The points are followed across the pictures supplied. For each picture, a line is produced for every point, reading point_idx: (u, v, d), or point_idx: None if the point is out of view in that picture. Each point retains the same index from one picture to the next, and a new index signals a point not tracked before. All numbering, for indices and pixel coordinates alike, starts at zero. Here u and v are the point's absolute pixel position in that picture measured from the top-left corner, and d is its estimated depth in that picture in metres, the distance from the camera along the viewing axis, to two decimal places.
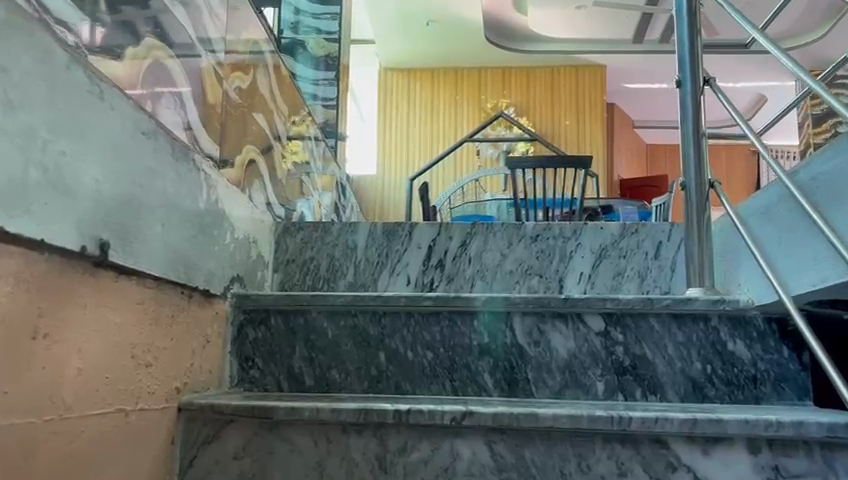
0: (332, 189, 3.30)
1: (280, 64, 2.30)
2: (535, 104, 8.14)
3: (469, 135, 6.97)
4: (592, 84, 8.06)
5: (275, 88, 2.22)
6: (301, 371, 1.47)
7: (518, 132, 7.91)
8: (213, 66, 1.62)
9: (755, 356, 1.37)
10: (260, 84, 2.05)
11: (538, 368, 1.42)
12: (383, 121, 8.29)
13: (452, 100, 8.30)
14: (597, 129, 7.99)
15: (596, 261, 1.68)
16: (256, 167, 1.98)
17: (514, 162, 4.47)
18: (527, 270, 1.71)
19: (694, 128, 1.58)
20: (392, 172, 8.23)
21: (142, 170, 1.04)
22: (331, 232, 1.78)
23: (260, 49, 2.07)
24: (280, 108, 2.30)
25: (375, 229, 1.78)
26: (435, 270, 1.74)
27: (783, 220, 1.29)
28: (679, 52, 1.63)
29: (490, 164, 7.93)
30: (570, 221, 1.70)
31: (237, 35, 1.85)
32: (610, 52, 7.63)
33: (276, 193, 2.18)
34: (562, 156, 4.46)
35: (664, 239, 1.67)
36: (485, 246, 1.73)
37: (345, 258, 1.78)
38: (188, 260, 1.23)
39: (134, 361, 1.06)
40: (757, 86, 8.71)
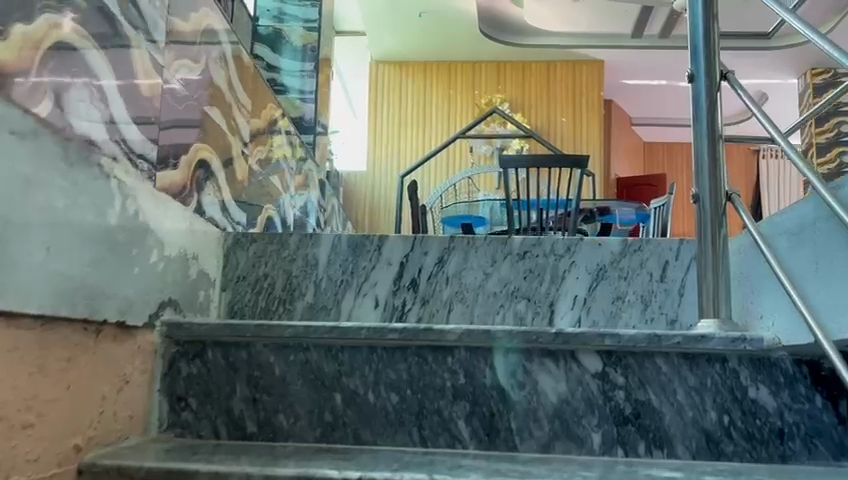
0: (309, 186, 3.07)
1: (242, 52, 2.06)
2: (530, 100, 7.92)
3: (462, 131, 6.75)
4: (589, 79, 7.84)
5: (237, 80, 1.99)
6: (242, 414, 1.24)
7: (512, 128, 7.68)
8: (147, 51, 1.41)
9: (782, 405, 1.14)
10: (213, 74, 1.81)
11: (522, 416, 1.19)
12: (373, 116, 8.04)
13: (445, 95, 8.06)
14: (594, 127, 7.78)
15: (593, 283, 1.46)
16: (208, 169, 1.76)
17: (506, 160, 4.24)
18: (513, 292, 1.48)
19: (709, 129, 1.34)
20: (382, 168, 7.99)
21: (14, 182, 0.81)
22: (288, 245, 1.55)
23: (218, 33, 1.84)
24: (244, 103, 2.07)
25: (339, 242, 1.54)
26: (408, 291, 1.51)
27: (822, 245, 1.06)
28: (692, 39, 1.38)
29: (484, 161, 7.70)
30: (563, 237, 1.47)
31: (185, 18, 1.62)
32: (607, 46, 7.41)
33: (234, 196, 1.95)
34: (557, 154, 4.23)
35: (672, 258, 1.45)
36: (465, 264, 1.50)
37: (304, 275, 1.55)
38: (90, 290, 1.00)
39: (5, 425, 0.83)
40: (758, 84, 8.49)
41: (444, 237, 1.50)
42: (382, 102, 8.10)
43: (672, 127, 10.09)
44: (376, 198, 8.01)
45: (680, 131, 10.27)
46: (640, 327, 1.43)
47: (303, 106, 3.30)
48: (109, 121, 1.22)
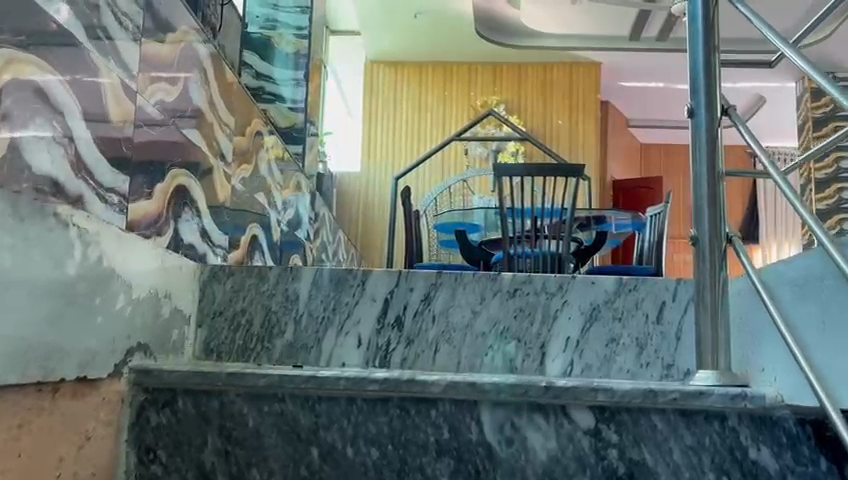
0: (296, 199, 2.99)
1: (225, 68, 1.99)
2: (526, 102, 7.85)
3: (457, 133, 6.68)
4: (586, 81, 7.77)
5: (219, 98, 1.91)
6: (213, 468, 1.17)
7: (507, 131, 7.60)
8: (118, 79, 1.34)
9: (783, 467, 1.07)
10: (193, 93, 1.73)
11: (510, 475, 1.13)
12: (368, 117, 7.96)
13: (440, 96, 7.97)
14: (591, 130, 7.71)
15: (586, 324, 1.39)
16: (185, 196, 1.69)
17: (501, 169, 4.17)
18: (502, 333, 1.41)
19: (709, 168, 1.27)
20: (377, 169, 7.89)
21: None
22: (267, 279, 1.48)
23: (198, 50, 1.77)
24: (228, 122, 2.00)
25: (321, 277, 1.47)
26: (392, 330, 1.44)
27: (829, 304, 0.99)
28: (692, 74, 1.32)
29: (479, 163, 7.62)
30: (555, 275, 1.41)
31: (161, 39, 1.55)
32: (604, 48, 7.34)
33: (213, 220, 1.88)
34: (553, 164, 4.15)
35: (668, 299, 1.39)
36: (452, 301, 1.43)
37: (283, 311, 1.48)
38: (45, 350, 0.93)
39: None
40: (756, 87, 8.43)
41: (430, 273, 1.43)
42: (376, 102, 8.00)
43: (668, 129, 10.02)
44: (370, 200, 7.87)
45: (677, 133, 10.21)
46: (635, 371, 1.37)
47: (292, 114, 3.28)
48: (72, 158, 1.16)
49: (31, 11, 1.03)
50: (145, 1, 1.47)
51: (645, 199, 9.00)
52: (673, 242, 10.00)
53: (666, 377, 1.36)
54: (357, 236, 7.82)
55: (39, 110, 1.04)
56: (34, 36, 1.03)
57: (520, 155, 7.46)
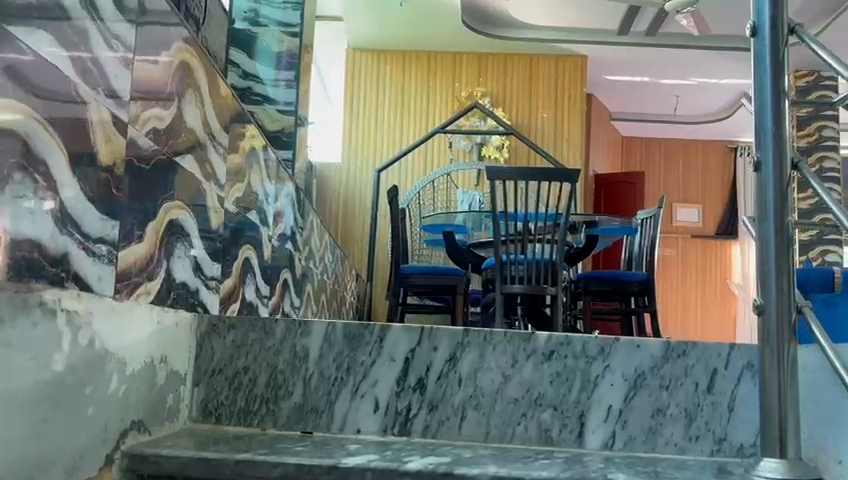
0: (287, 209, 2.81)
1: (220, 81, 1.81)
2: (512, 94, 7.68)
3: (441, 127, 6.53)
4: (572, 74, 7.64)
5: (212, 116, 1.73)
6: None
7: (492, 124, 7.44)
8: (109, 115, 1.16)
9: None
10: (187, 115, 1.56)
11: None
12: (349, 105, 7.77)
13: (424, 85, 7.77)
14: (575, 128, 7.60)
15: (630, 392, 1.26)
16: (177, 229, 1.52)
17: (492, 173, 4.03)
18: (536, 400, 1.27)
19: (777, 228, 1.13)
20: (359, 161, 7.68)
21: None
22: (273, 334, 1.34)
23: (193, 67, 1.59)
24: (222, 139, 1.82)
25: (333, 333, 1.32)
26: (413, 393, 1.29)
27: None
28: (757, 122, 1.18)
29: (463, 157, 7.45)
30: (596, 337, 1.28)
31: (156, 61, 1.37)
32: (592, 42, 7.21)
33: (205, 247, 1.71)
34: (547, 168, 4.03)
35: (721, 367, 1.26)
36: (480, 364, 1.29)
37: (290, 371, 1.33)
38: (28, 464, 0.80)
39: None
40: (740, 84, 8.39)
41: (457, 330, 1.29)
42: (358, 91, 7.79)
43: (651, 123, 9.94)
44: (352, 191, 7.66)
45: (658, 128, 10.15)
46: (684, 446, 1.24)
47: (281, 117, 3.05)
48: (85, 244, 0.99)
49: (37, 68, 0.87)
50: (140, 22, 1.29)
51: (627, 194, 8.95)
52: (667, 235, 10.39)
53: (717, 453, 1.23)
54: (337, 230, 7.61)
55: (45, 192, 0.88)
56: (39, 101, 0.87)
57: (504, 149, 7.34)
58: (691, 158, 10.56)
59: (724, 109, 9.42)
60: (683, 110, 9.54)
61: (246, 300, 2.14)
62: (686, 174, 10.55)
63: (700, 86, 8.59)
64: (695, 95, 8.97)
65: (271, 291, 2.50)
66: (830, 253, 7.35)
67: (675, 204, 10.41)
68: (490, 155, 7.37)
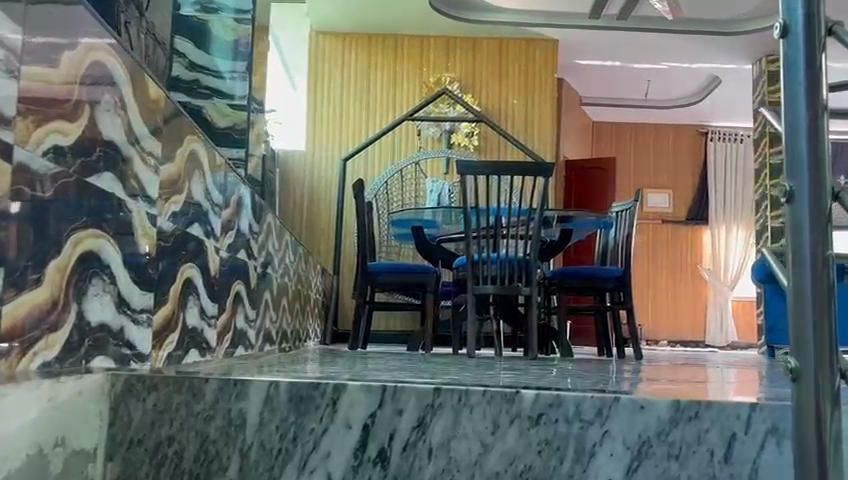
0: (239, 213, 2.53)
1: (149, 81, 1.56)
2: (480, 79, 7.44)
3: (409, 115, 6.28)
4: (543, 59, 7.44)
5: (138, 124, 1.49)
6: None
7: (461, 111, 7.19)
8: None
9: None
10: (105, 125, 1.32)
11: None
12: (313, 92, 7.46)
13: (391, 70, 7.49)
14: (545, 114, 7.39)
15: (633, 462, 1.16)
16: (94, 260, 1.28)
17: (462, 166, 3.78)
18: (521, 473, 1.18)
19: (815, 275, 0.92)
20: (323, 149, 7.36)
21: None
22: (202, 398, 1.27)
23: (114, 69, 1.35)
24: (151, 148, 1.57)
25: (276, 396, 1.26)
26: (374, 465, 1.21)
27: None
28: (788, 145, 0.96)
29: (432, 144, 7.20)
30: (590, 399, 1.19)
31: (56, 61, 1.12)
32: (563, 25, 6.97)
33: (133, 277, 1.47)
34: (518, 162, 3.81)
35: (740, 431, 1.16)
36: (454, 430, 1.20)
37: (226, 441, 1.25)
38: None
39: None
40: (712, 68, 8.27)
41: (414, 390, 1.22)
42: (322, 76, 7.47)
43: (622, 108, 9.78)
44: (316, 181, 7.33)
45: (629, 112, 9.98)
46: None
47: (232, 111, 2.76)
48: None
49: None
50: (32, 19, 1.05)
51: (598, 180, 8.78)
52: (640, 222, 10.21)
53: None
54: (301, 223, 7.28)
55: None
56: None
57: (474, 137, 7.11)
58: (662, 143, 10.42)
59: (694, 93, 9.31)
60: (654, 94, 9.40)
61: (187, 326, 1.90)
62: (657, 159, 10.41)
63: (672, 70, 8.45)
64: (666, 79, 8.82)
65: (220, 309, 2.24)
66: None
67: (646, 189, 10.31)
68: (460, 142, 7.13)
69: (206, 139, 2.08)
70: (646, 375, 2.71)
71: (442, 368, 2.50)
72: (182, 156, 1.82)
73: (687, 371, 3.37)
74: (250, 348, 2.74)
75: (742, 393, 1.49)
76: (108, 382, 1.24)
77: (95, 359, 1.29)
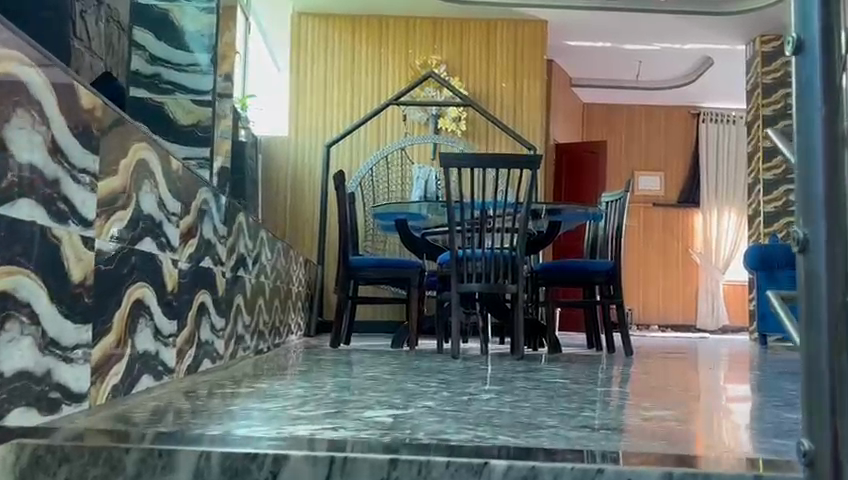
0: (203, 220, 2.37)
1: (78, 86, 1.38)
2: (467, 61, 7.25)
3: (393, 100, 6.10)
4: (532, 41, 7.25)
5: (64, 138, 1.32)
6: None
7: (448, 95, 7.00)
8: None
9: None
10: (19, 143, 1.16)
11: None
12: (295, 76, 7.24)
13: (375, 53, 7.28)
14: (534, 98, 7.21)
15: None
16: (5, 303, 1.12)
17: (444, 159, 3.63)
18: None
19: (834, 342, 0.73)
20: (306, 135, 7.17)
21: None
22: (120, 470, 1.12)
23: (27, 77, 1.18)
24: (84, 162, 1.40)
25: (207, 469, 1.11)
26: None
27: None
28: (802, 177, 0.77)
29: (418, 130, 7.00)
30: (573, 469, 1.09)
31: None
32: (553, 6, 6.77)
33: (63, 312, 1.32)
34: (503, 154, 3.65)
35: None
36: None
37: None
38: None
39: None
40: (704, 49, 8.09)
41: (366, 463, 1.09)
42: (305, 59, 7.24)
43: (613, 89, 9.60)
44: (300, 168, 7.14)
45: (620, 94, 9.81)
46: None
47: (195, 107, 2.59)
48: None
49: None
50: None
51: (587, 163, 8.64)
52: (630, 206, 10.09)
53: None
54: (284, 211, 7.10)
55: None
56: None
57: (461, 122, 6.92)
58: (653, 125, 10.24)
59: (685, 75, 9.13)
60: (645, 76, 9.22)
61: (137, 352, 1.74)
62: (648, 141, 10.25)
63: (663, 51, 8.27)
64: (657, 61, 8.65)
65: (179, 326, 2.09)
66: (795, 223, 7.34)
67: (637, 172, 10.17)
68: (447, 127, 6.94)
69: (160, 143, 1.91)
70: (633, 382, 2.59)
71: (418, 381, 2.37)
72: (129, 164, 1.65)
73: (677, 374, 3.26)
74: (217, 359, 2.60)
75: (738, 442, 1.37)
76: (10, 454, 1.11)
77: (7, 417, 1.15)
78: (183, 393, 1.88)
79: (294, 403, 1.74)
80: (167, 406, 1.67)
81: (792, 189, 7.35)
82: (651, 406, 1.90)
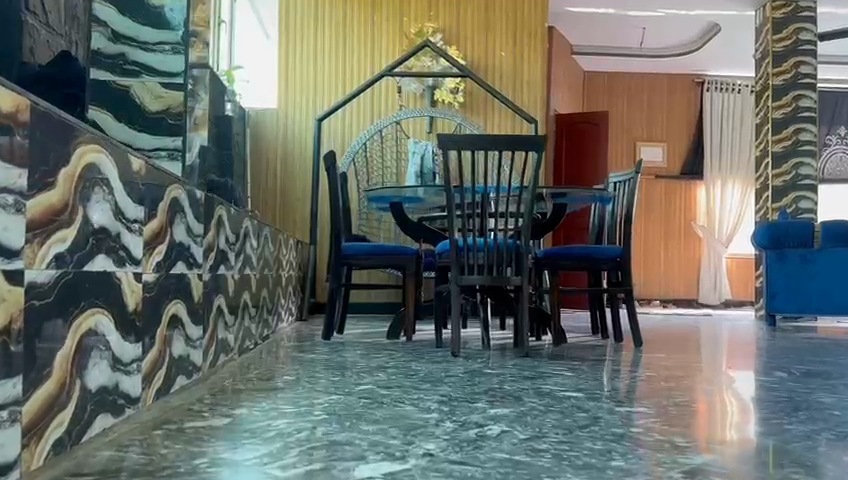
0: (175, 224, 2.11)
1: None
2: (465, 29, 6.92)
3: (387, 70, 5.79)
4: (532, 7, 6.91)
5: None
6: None
7: (445, 64, 6.67)
8: None
9: None
10: None
11: None
12: (284, 45, 6.89)
13: (368, 21, 6.93)
14: (535, 66, 6.90)
15: None
16: None
17: (444, 140, 3.35)
18: None
19: None
20: (297, 108, 6.86)
21: None
22: None
23: None
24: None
25: None
26: None
27: None
28: None
29: (413, 102, 6.69)
30: None
31: None
32: None
33: None
34: (506, 135, 3.37)
35: None
36: None
37: None
38: None
39: None
40: (712, 15, 7.75)
41: None
42: (295, 27, 6.89)
43: (616, 57, 9.27)
44: (290, 143, 6.84)
45: (622, 62, 9.47)
46: None
47: (166, 92, 2.32)
48: None
49: None
50: None
51: (589, 135, 8.34)
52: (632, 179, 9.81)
53: None
54: (273, 188, 6.82)
55: None
56: None
57: (459, 94, 6.61)
58: (657, 95, 9.90)
59: (691, 41, 8.79)
60: (649, 42, 8.88)
61: (89, 391, 1.48)
62: (652, 112, 9.92)
63: (668, 17, 7.93)
64: (662, 27, 8.32)
65: (145, 349, 1.83)
66: (803, 198, 7.10)
67: (639, 143, 9.87)
68: (443, 99, 6.62)
69: (116, 143, 1.63)
70: (652, 394, 2.35)
71: (416, 400, 2.12)
72: (73, 170, 1.38)
73: (692, 374, 3.03)
74: (194, 373, 2.34)
75: None
76: None
77: None
78: (148, 431, 1.63)
79: (273, 450, 1.49)
80: (123, 457, 1.42)
81: (801, 162, 7.09)
82: (682, 442, 1.65)
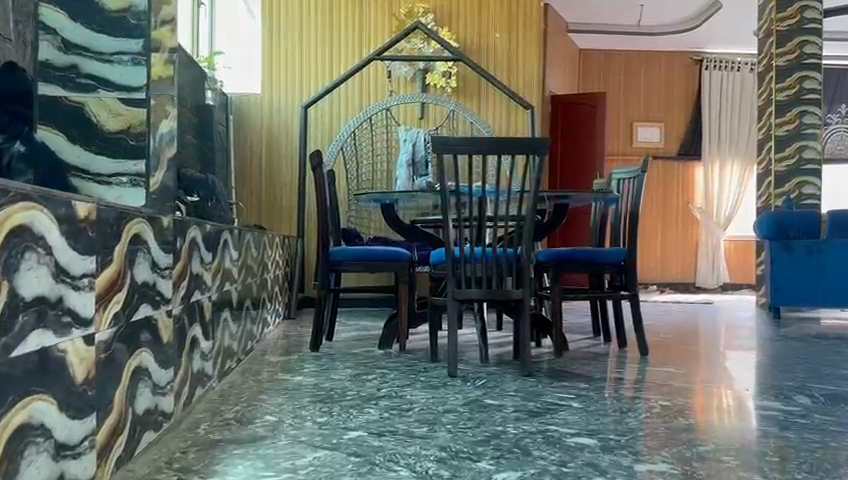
0: (136, 263, 1.85)
1: None
2: (458, 10, 6.60)
3: (376, 55, 5.48)
4: None
5: None
6: None
7: (436, 47, 6.35)
8: None
9: None
10: None
11: None
12: (268, 27, 6.56)
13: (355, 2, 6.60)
14: (531, 50, 6.60)
15: None
16: None
17: (438, 145, 3.09)
18: None
19: None
20: (283, 93, 6.56)
21: None
22: None
23: None
24: None
25: None
26: None
27: None
28: None
29: (404, 87, 6.40)
30: None
31: None
32: None
33: None
34: (503, 138, 3.10)
35: None
36: None
37: None
38: None
39: None
40: None
41: None
42: (278, 9, 6.56)
43: (612, 35, 8.96)
44: (275, 131, 6.54)
45: (619, 40, 9.17)
46: None
47: (125, 110, 2.04)
48: None
49: None
50: None
51: (586, 117, 8.05)
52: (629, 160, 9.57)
53: None
54: (259, 179, 6.54)
55: None
56: None
57: (451, 78, 6.31)
58: (654, 73, 9.62)
59: (689, 19, 8.49)
60: (647, 20, 8.58)
61: None
62: (649, 90, 9.64)
63: None
64: (660, 5, 8.02)
65: (100, 420, 1.59)
66: (808, 183, 6.86)
67: (636, 123, 9.61)
68: (436, 83, 6.32)
69: (57, 193, 1.38)
70: (668, 440, 2.12)
71: (412, 459, 1.88)
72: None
73: (706, 397, 2.80)
74: (163, 422, 2.10)
75: None
76: None
77: None
78: None
79: None
80: None
81: (805, 145, 6.84)
82: None
